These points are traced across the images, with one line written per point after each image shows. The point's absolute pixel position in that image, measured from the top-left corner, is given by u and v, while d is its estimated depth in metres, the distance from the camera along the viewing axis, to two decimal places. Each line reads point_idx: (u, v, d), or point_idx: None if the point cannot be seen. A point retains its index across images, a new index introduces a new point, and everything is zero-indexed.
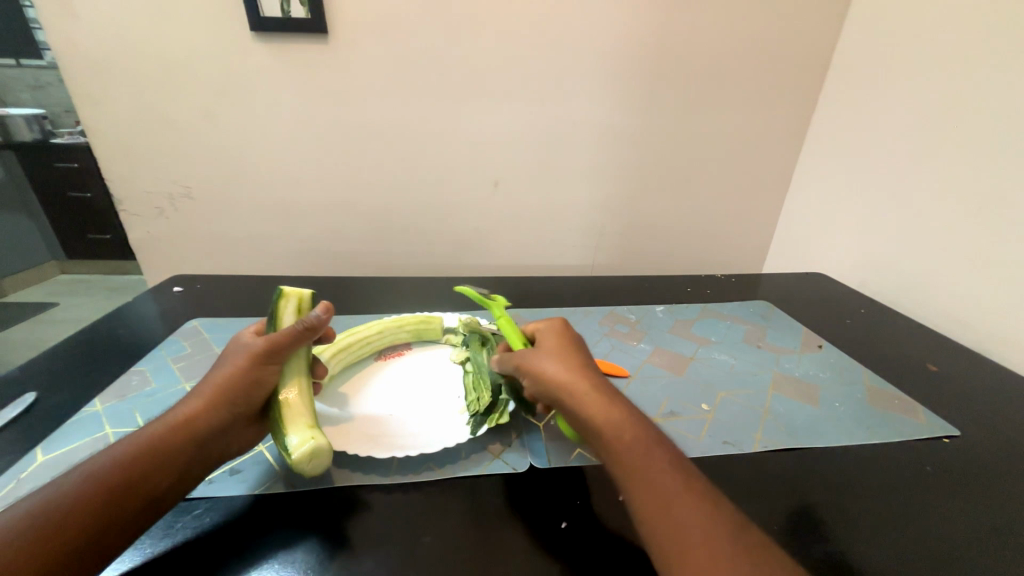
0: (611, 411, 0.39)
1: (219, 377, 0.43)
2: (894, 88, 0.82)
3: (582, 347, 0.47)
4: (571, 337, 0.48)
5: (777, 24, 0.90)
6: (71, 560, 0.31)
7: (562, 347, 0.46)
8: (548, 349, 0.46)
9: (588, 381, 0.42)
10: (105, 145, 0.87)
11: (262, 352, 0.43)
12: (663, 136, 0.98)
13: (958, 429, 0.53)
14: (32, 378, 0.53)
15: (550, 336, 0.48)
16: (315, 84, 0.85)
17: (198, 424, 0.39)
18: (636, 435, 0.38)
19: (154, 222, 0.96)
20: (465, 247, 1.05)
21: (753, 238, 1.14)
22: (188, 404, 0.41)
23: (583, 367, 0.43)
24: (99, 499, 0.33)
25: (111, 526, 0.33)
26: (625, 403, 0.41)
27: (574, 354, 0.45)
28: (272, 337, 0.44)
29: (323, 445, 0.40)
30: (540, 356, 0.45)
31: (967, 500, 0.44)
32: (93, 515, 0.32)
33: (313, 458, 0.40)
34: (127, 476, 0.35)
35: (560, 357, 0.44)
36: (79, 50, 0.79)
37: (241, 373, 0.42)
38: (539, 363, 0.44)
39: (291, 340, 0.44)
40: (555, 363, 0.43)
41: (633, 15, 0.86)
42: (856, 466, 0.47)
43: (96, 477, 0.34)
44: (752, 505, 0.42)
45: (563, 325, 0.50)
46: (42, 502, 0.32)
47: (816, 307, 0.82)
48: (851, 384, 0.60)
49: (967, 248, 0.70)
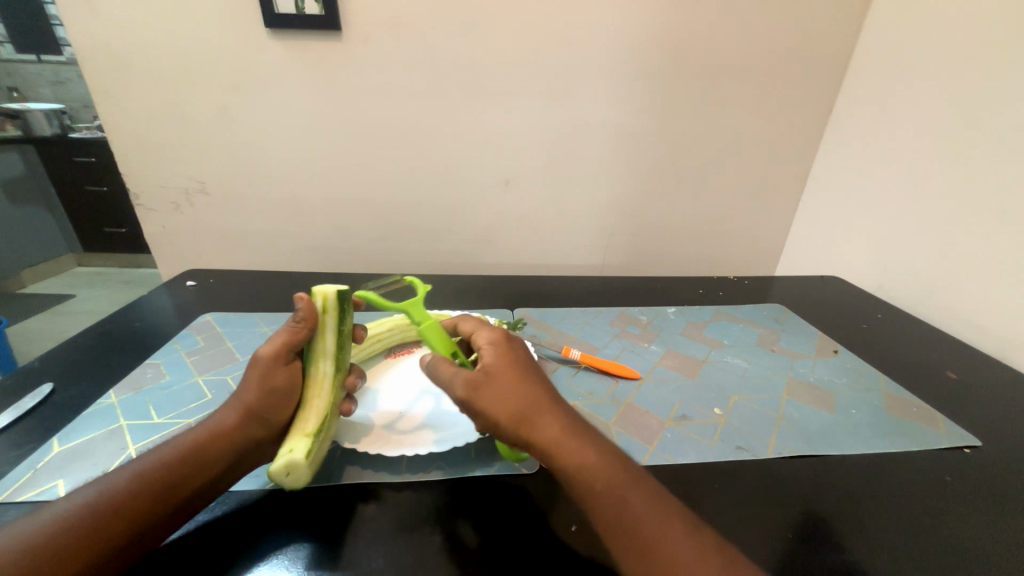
0: (579, 453, 0.36)
1: (243, 390, 0.41)
2: (915, 88, 0.80)
3: (530, 370, 0.40)
4: (519, 355, 0.41)
5: (796, 22, 0.88)
6: (114, 552, 0.32)
7: (511, 375, 0.39)
8: (496, 377, 0.38)
9: (556, 426, 0.37)
10: (122, 140, 0.89)
11: (268, 356, 0.42)
12: (676, 134, 0.97)
13: (980, 440, 0.52)
14: (50, 369, 0.54)
15: (498, 354, 0.40)
16: (326, 81, 0.86)
17: (236, 435, 0.40)
18: (609, 478, 0.35)
19: (168, 217, 0.97)
20: (473, 245, 1.05)
21: (766, 239, 1.13)
22: (226, 413, 0.41)
23: (542, 399, 0.38)
24: (148, 496, 0.34)
25: (155, 521, 0.34)
26: (592, 438, 0.38)
27: (531, 387, 0.38)
28: (272, 345, 0.42)
29: (299, 457, 0.38)
30: (492, 389, 0.37)
31: (990, 513, 0.42)
32: (137, 514, 0.34)
33: (289, 470, 0.37)
34: (170, 477, 0.36)
35: (512, 391, 0.37)
36: (96, 46, 0.80)
37: (258, 382, 0.41)
38: (495, 407, 0.37)
39: (289, 339, 0.43)
40: (517, 407, 0.37)
41: (648, 12, 0.85)
42: (874, 477, 0.46)
43: (146, 474, 0.36)
44: (766, 514, 0.41)
45: (504, 339, 0.42)
46: (96, 491, 0.34)
47: (831, 311, 0.81)
48: (868, 391, 0.59)
49: (989, 254, 0.68)
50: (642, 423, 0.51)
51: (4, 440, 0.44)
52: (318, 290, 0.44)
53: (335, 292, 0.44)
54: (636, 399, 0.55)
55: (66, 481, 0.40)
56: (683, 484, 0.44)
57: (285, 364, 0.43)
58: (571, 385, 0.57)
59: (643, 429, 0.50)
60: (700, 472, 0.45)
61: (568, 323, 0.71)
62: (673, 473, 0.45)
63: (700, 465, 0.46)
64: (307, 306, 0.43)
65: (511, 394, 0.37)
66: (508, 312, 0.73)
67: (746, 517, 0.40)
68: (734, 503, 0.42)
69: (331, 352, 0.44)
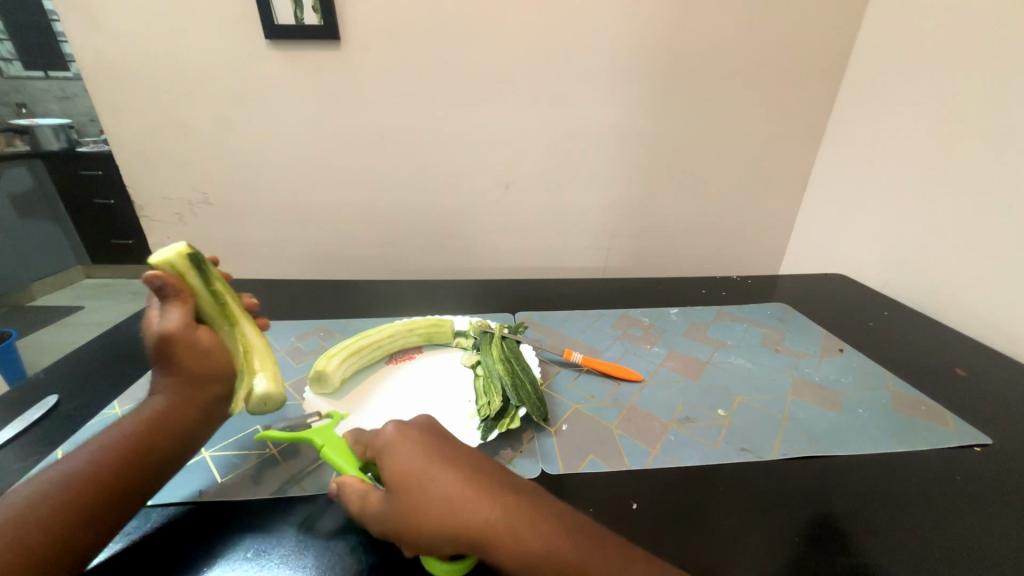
0: (520, 548, 0.32)
1: (174, 366, 0.42)
2: (916, 83, 0.79)
3: (443, 459, 0.36)
4: (418, 448, 0.36)
5: (794, 18, 0.88)
6: (88, 529, 0.34)
7: (422, 472, 0.35)
8: (400, 489, 0.34)
9: (483, 518, 0.33)
10: (128, 153, 0.90)
11: (180, 326, 0.42)
12: (676, 133, 0.96)
13: (990, 438, 0.51)
14: (56, 382, 0.54)
15: (392, 460, 0.35)
16: (326, 90, 0.86)
17: (194, 400, 0.42)
18: (560, 564, 0.32)
19: (173, 227, 0.99)
20: (476, 250, 1.05)
21: (770, 237, 1.12)
22: (168, 388, 0.42)
23: (459, 496, 0.34)
24: (116, 474, 0.36)
25: (129, 493, 0.36)
26: (531, 518, 0.34)
27: (445, 479, 0.35)
28: (175, 320, 0.42)
29: (266, 389, 0.43)
30: (402, 503, 0.34)
31: (1004, 514, 0.41)
32: (108, 487, 0.36)
33: (265, 399, 0.44)
34: (138, 452, 0.38)
35: (425, 499, 0.34)
36: (100, 61, 0.82)
37: (188, 352, 0.42)
38: (413, 517, 0.33)
39: (188, 310, 0.43)
40: (432, 508, 0.33)
41: (644, 13, 0.85)
42: (881, 475, 0.45)
43: (110, 454, 0.37)
44: (771, 516, 0.40)
45: (399, 429, 0.38)
46: (62, 470, 0.36)
47: (836, 309, 0.80)
48: (875, 390, 0.58)
49: (996, 248, 0.67)
50: (644, 426, 0.51)
51: (11, 452, 0.44)
52: (159, 261, 0.42)
53: (177, 252, 0.43)
54: (639, 402, 0.55)
55: None
56: (684, 487, 0.43)
57: (197, 331, 0.43)
58: (572, 388, 0.57)
59: (644, 432, 0.50)
60: (703, 475, 0.45)
61: (568, 326, 0.71)
62: (675, 476, 0.44)
63: (704, 466, 0.46)
64: (168, 282, 0.42)
65: (421, 504, 0.33)
66: (510, 316, 0.73)
67: (748, 519, 0.40)
68: (739, 505, 0.41)
69: (224, 307, 0.45)
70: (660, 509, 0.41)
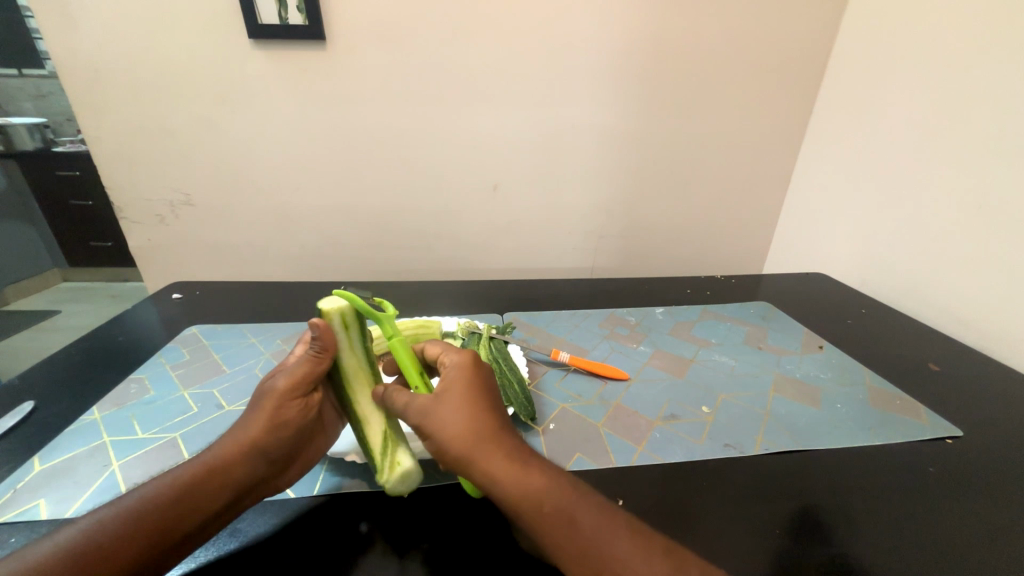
0: (527, 479, 0.35)
1: (252, 424, 0.40)
2: (891, 87, 0.82)
3: (491, 394, 0.40)
4: (476, 374, 0.41)
5: (774, 23, 0.90)
6: None
7: (471, 393, 0.39)
8: (450, 397, 0.38)
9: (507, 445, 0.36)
10: (106, 153, 0.88)
11: (287, 387, 0.41)
12: (661, 134, 0.97)
13: (961, 430, 0.53)
14: (31, 387, 0.53)
15: (453, 376, 0.41)
16: (312, 90, 0.86)
17: (239, 471, 0.38)
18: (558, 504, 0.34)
19: (153, 229, 0.97)
20: (464, 251, 1.05)
21: (754, 237, 1.14)
22: (228, 445, 0.39)
23: (493, 417, 0.38)
24: (147, 534, 0.33)
25: (150, 560, 0.33)
26: (543, 465, 0.37)
27: (488, 405, 0.39)
28: (289, 377, 0.41)
29: (407, 465, 0.40)
30: (444, 406, 0.38)
31: (972, 501, 0.43)
32: (136, 550, 0.32)
33: (404, 477, 0.40)
34: (174, 513, 0.35)
35: (468, 408, 0.38)
36: (77, 59, 0.80)
37: (271, 414, 0.40)
38: (445, 422, 0.37)
39: (310, 371, 0.41)
40: (466, 422, 0.37)
41: (629, 16, 0.86)
42: (858, 467, 0.47)
43: (150, 507, 0.34)
44: (754, 509, 0.41)
45: (471, 360, 0.43)
46: (107, 514, 0.34)
47: (816, 308, 0.82)
48: (853, 385, 0.60)
49: (968, 247, 0.70)
50: (631, 423, 0.52)
51: None
52: (330, 308, 0.41)
53: (350, 305, 0.42)
54: (625, 400, 0.56)
55: (47, 500, 0.39)
56: (671, 483, 0.44)
57: (301, 396, 0.41)
58: (560, 387, 0.57)
59: (629, 430, 0.50)
60: (688, 471, 0.45)
61: (556, 326, 0.71)
62: (661, 472, 0.45)
63: (689, 462, 0.46)
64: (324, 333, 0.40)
65: (460, 410, 0.37)
66: (498, 317, 0.73)
67: (732, 512, 0.41)
68: (723, 499, 0.42)
69: (363, 370, 0.43)
70: (646, 505, 0.41)
